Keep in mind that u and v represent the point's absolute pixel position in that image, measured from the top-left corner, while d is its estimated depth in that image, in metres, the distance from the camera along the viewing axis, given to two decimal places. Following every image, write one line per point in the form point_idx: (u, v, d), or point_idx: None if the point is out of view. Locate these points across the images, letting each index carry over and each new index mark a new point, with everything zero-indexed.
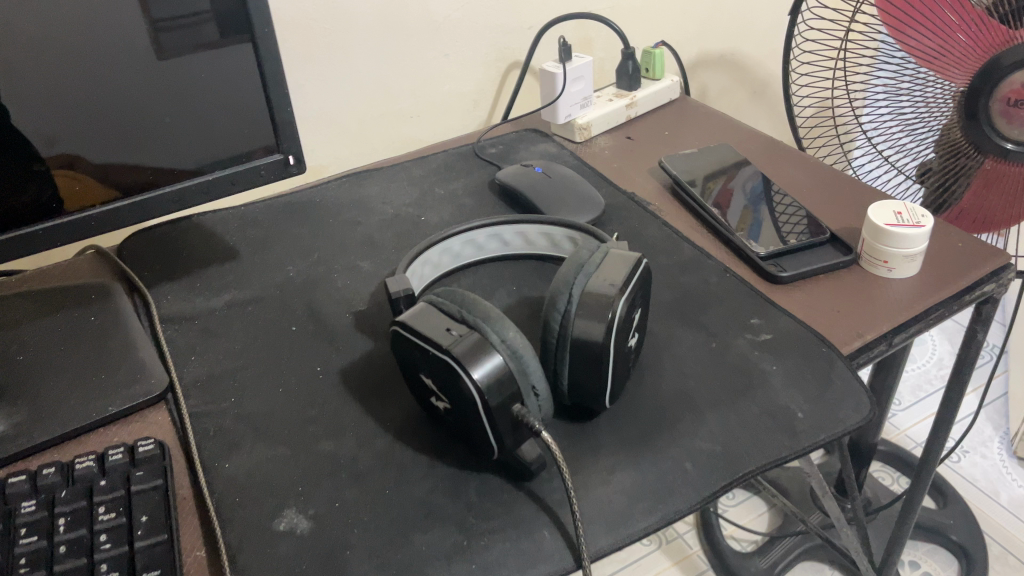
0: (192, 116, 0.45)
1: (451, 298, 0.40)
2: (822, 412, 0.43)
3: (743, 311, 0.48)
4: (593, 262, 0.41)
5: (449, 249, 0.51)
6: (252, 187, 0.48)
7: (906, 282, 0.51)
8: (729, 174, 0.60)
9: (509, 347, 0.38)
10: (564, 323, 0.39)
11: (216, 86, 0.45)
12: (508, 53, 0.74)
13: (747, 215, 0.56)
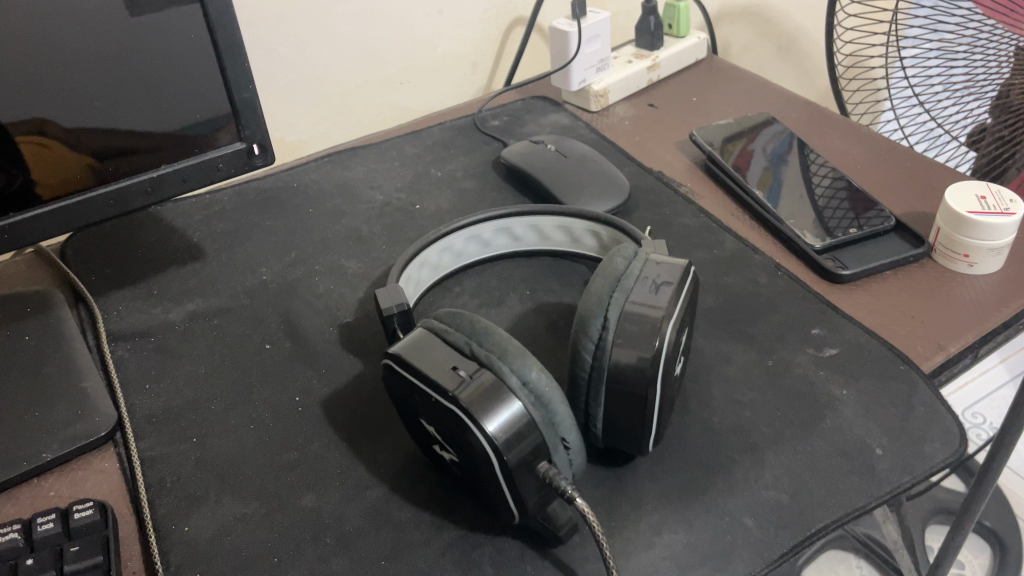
0: (134, 99, 0.36)
1: (457, 324, 0.32)
2: (907, 446, 0.35)
3: (801, 321, 0.41)
4: (632, 275, 0.33)
5: (452, 248, 0.43)
6: (214, 181, 0.40)
7: (988, 279, 0.43)
8: (750, 135, 0.53)
9: (532, 389, 0.30)
10: (599, 355, 0.32)
11: (165, 60, 0.36)
12: (511, 9, 0.66)
13: (767, 174, 0.50)
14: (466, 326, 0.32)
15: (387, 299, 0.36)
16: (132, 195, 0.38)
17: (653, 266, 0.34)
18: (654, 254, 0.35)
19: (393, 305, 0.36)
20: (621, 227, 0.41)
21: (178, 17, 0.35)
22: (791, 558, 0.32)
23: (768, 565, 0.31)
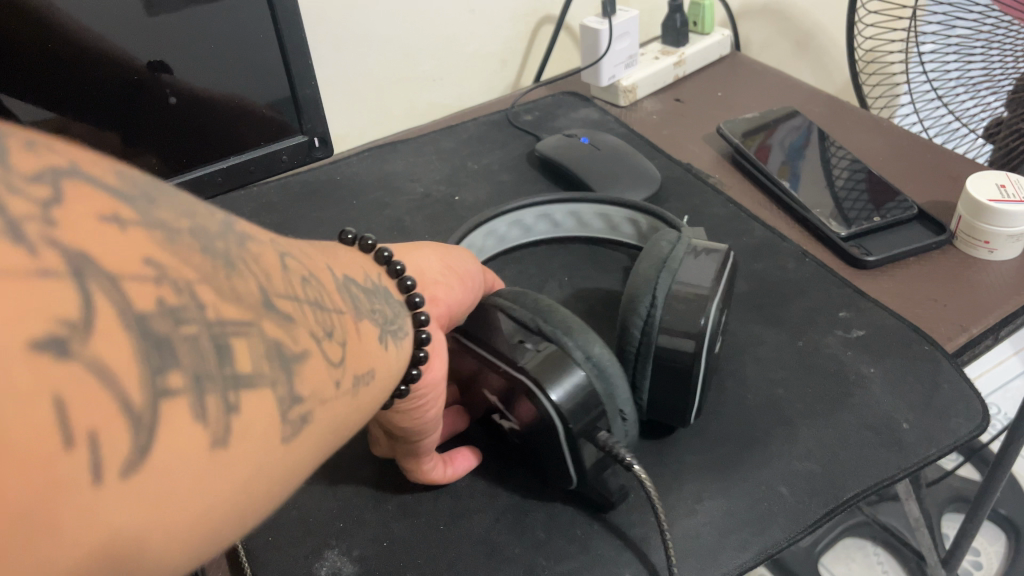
0: (198, 95, 0.39)
1: (519, 302, 0.34)
2: (932, 421, 0.37)
3: (830, 304, 0.43)
4: (678, 259, 0.35)
5: (496, 233, 0.45)
6: (273, 172, 0.43)
7: (1008, 264, 0.45)
8: (769, 129, 0.55)
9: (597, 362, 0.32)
10: (650, 326, 0.34)
11: (226, 62, 0.38)
12: (540, 7, 0.68)
13: (786, 167, 0.52)
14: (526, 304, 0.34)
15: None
16: (204, 184, 0.40)
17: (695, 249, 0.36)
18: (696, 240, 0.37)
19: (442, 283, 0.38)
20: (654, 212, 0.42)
21: (234, 16, 0.37)
22: (824, 524, 0.34)
23: (802, 529, 0.33)
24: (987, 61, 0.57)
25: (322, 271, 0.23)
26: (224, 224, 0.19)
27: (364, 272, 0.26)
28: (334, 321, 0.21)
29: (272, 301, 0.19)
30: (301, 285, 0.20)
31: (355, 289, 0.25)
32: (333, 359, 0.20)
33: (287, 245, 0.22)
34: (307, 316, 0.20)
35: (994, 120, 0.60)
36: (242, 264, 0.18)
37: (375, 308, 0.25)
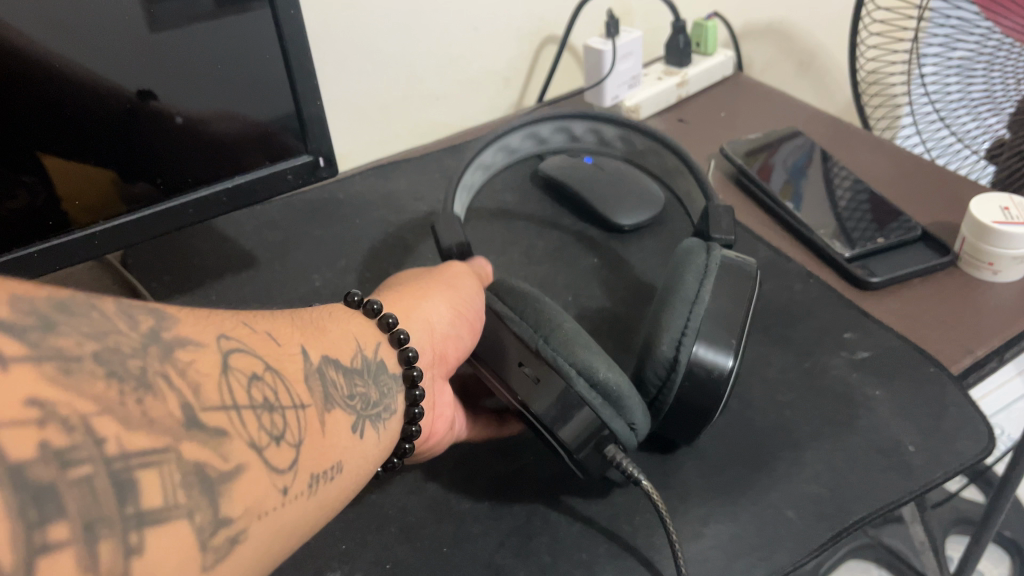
0: (203, 116, 0.39)
1: (535, 320, 0.35)
2: (939, 444, 0.37)
3: (835, 325, 0.43)
4: (708, 290, 0.35)
5: (506, 142, 0.46)
6: (277, 191, 0.43)
7: (1012, 286, 0.45)
8: (770, 149, 0.55)
9: (616, 386, 0.32)
10: (672, 360, 0.33)
11: (229, 82, 0.39)
12: (544, 27, 0.68)
13: (789, 187, 0.52)
14: (539, 321, 0.34)
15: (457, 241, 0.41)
16: (211, 204, 0.40)
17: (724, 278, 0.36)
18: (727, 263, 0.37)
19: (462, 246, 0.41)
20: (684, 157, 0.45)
21: (236, 32, 0.38)
22: (831, 549, 0.33)
23: (809, 554, 0.33)
24: (987, 82, 0.58)
25: (289, 367, 0.25)
26: (163, 340, 0.21)
27: (349, 355, 0.29)
28: (290, 422, 0.24)
29: (202, 418, 0.20)
30: (253, 390, 0.23)
31: (331, 370, 0.28)
32: (278, 466, 0.22)
33: (251, 346, 0.24)
34: (248, 425, 0.22)
35: (996, 141, 0.61)
36: (172, 384, 0.20)
37: (347, 393, 0.28)
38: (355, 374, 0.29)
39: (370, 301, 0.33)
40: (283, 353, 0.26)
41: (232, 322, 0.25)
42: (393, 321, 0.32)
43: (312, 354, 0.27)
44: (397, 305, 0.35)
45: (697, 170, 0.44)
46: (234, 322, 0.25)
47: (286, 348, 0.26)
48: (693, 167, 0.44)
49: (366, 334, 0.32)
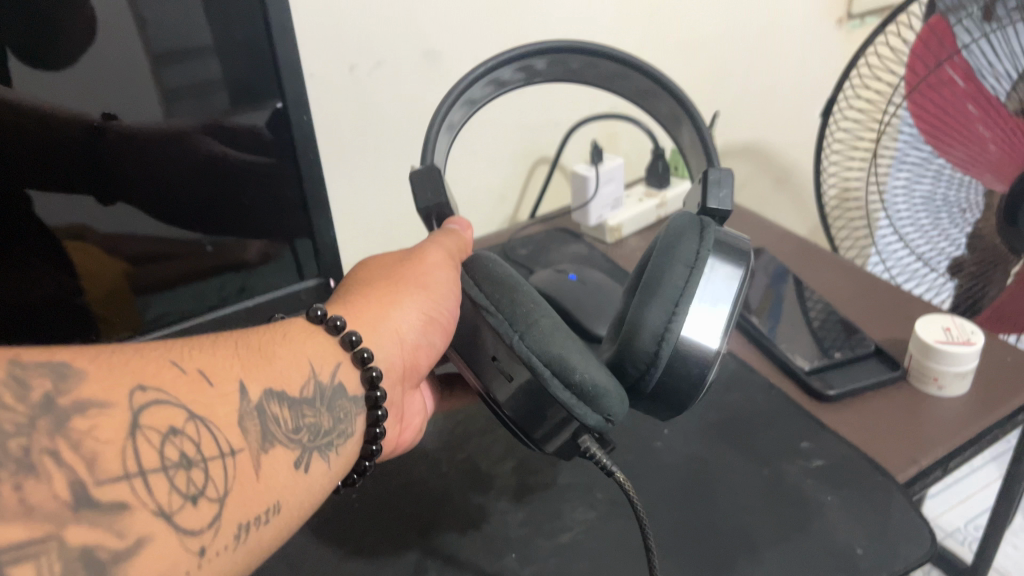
0: (218, 229, 0.44)
1: (523, 304, 0.36)
2: (885, 548, 0.40)
3: (793, 435, 0.47)
4: (693, 283, 0.37)
5: (498, 77, 0.45)
6: (293, 311, 0.48)
7: (956, 400, 0.49)
8: (751, 259, 0.62)
9: (592, 386, 0.34)
10: (655, 353, 0.36)
11: (234, 173, 0.43)
12: (537, 150, 0.75)
13: (768, 294, 0.59)
14: (512, 310, 0.36)
15: (432, 197, 0.41)
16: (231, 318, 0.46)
17: (713, 272, 0.38)
18: (716, 256, 0.38)
19: (433, 208, 0.42)
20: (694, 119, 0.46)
21: (241, 130, 0.42)
22: None
23: None
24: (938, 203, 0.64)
25: (218, 412, 0.29)
26: (64, 413, 0.24)
27: (298, 383, 0.33)
28: (211, 477, 0.28)
29: (96, 496, 0.24)
30: (167, 448, 0.26)
31: (273, 406, 0.31)
32: (191, 528, 0.26)
33: (175, 398, 0.28)
34: (154, 495, 0.25)
35: (953, 262, 0.66)
36: (63, 464, 0.23)
37: (289, 427, 0.32)
38: (302, 405, 0.33)
39: (333, 318, 0.36)
40: (215, 396, 0.29)
41: (163, 371, 0.28)
42: (356, 340, 0.36)
43: (251, 390, 0.31)
44: (368, 311, 0.39)
45: (705, 133, 0.45)
46: (160, 362, 0.28)
47: (220, 388, 0.30)
48: (700, 126, 0.46)
49: (326, 356, 0.35)
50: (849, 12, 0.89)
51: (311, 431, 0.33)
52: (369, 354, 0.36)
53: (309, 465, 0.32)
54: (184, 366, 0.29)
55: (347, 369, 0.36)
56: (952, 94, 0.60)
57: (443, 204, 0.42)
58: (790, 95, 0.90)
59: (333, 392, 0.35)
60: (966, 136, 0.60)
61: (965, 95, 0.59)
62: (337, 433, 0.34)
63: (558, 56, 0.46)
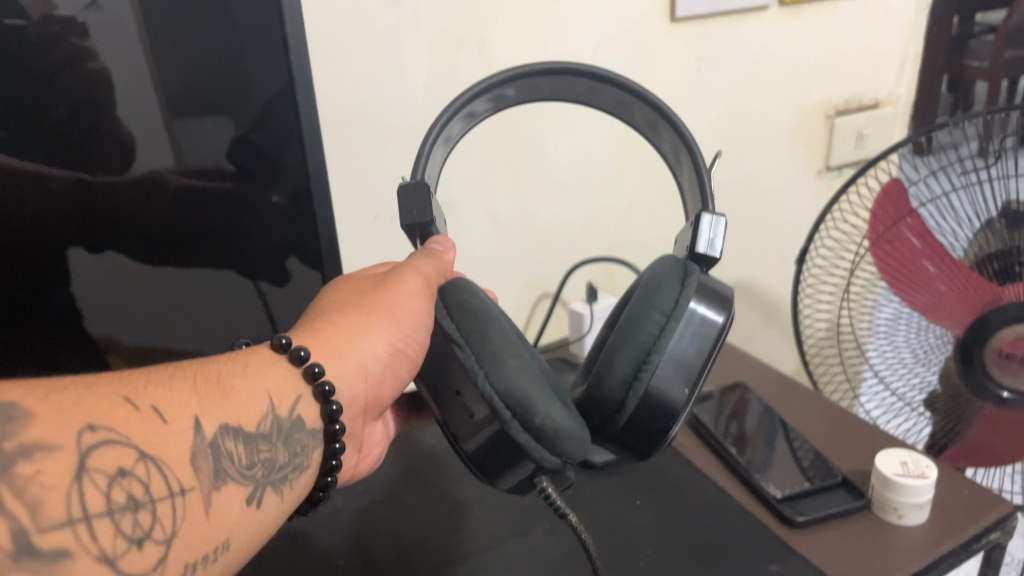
0: (221, 302, 0.54)
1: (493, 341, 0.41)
2: None
3: (764, 556, 0.51)
4: (665, 338, 0.42)
5: (500, 92, 0.49)
6: None
7: (916, 529, 0.53)
8: (745, 389, 0.70)
9: (551, 432, 0.39)
10: (623, 399, 0.42)
11: (232, 247, 0.53)
12: (540, 286, 0.83)
13: (762, 419, 0.66)
14: (480, 345, 0.40)
15: (416, 215, 0.45)
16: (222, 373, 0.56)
17: (690, 323, 0.43)
18: (698, 303, 0.43)
19: (419, 223, 0.45)
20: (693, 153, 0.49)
21: (246, 225, 0.53)
22: None
23: None
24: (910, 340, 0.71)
25: (168, 449, 0.33)
26: (10, 460, 0.28)
27: (254, 419, 0.38)
28: (158, 518, 0.32)
29: (37, 544, 0.28)
30: (113, 492, 0.31)
31: (224, 442, 0.36)
32: (133, 571, 0.30)
33: (127, 439, 0.32)
34: (96, 541, 0.30)
35: (930, 395, 0.69)
36: (7, 513, 0.28)
37: (242, 463, 0.36)
38: (258, 442, 0.38)
39: (297, 349, 0.41)
40: (168, 433, 0.33)
41: (117, 409, 0.32)
42: (318, 372, 0.41)
43: (205, 427, 0.35)
44: (334, 340, 0.44)
45: (704, 167, 0.49)
46: (111, 402, 0.33)
47: (174, 426, 0.34)
48: (697, 157, 0.49)
49: (286, 388, 0.40)
50: (827, 166, 0.99)
51: (264, 466, 0.38)
52: (330, 388, 0.41)
53: (260, 500, 0.37)
54: (139, 404, 0.33)
55: (308, 402, 0.41)
56: (908, 250, 0.69)
57: (427, 224, 0.45)
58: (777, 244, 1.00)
59: (291, 426, 0.40)
60: (922, 283, 0.68)
61: (921, 251, 0.68)
62: (290, 466, 0.39)
63: (564, 77, 0.50)
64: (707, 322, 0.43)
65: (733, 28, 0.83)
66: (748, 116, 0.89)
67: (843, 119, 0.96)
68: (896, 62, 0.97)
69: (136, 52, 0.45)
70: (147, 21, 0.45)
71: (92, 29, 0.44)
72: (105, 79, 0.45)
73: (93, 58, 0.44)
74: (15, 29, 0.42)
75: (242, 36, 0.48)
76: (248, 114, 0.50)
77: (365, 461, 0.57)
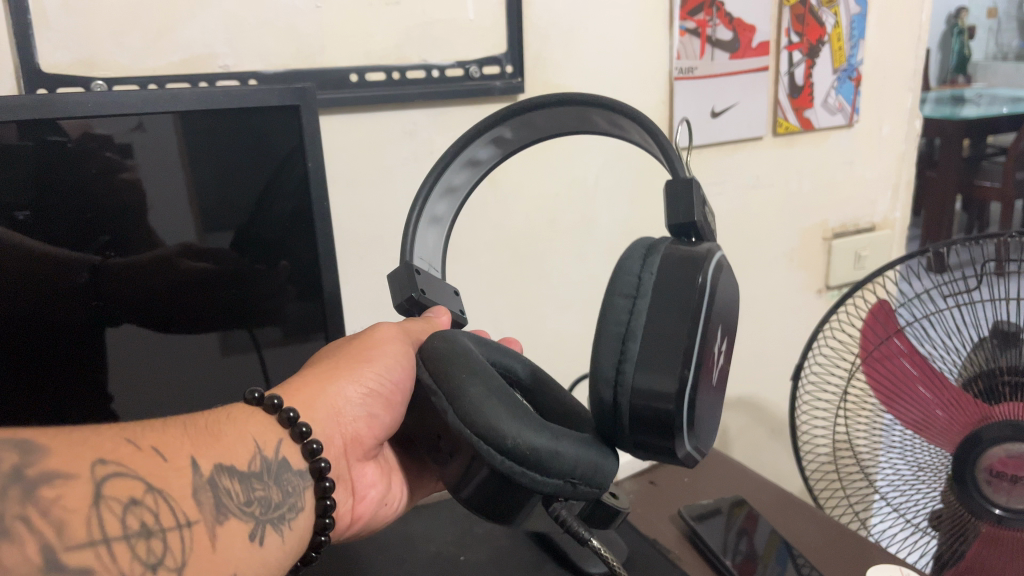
0: (228, 365, 0.56)
1: (462, 366, 0.43)
2: None
3: None
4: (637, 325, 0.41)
5: (472, 156, 0.53)
6: None
7: None
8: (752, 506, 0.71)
9: (529, 452, 0.40)
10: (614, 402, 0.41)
11: (239, 306, 0.56)
12: None
13: (772, 536, 0.66)
14: (441, 384, 0.42)
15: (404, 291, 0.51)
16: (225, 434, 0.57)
17: (662, 301, 0.41)
18: (666, 282, 0.41)
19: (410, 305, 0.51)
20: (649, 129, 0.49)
21: (249, 286, 0.56)
22: None
23: None
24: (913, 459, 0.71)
25: (174, 485, 0.35)
26: (33, 484, 0.30)
27: (245, 459, 0.40)
28: (169, 546, 0.33)
29: (64, 560, 0.29)
30: (127, 518, 0.32)
31: (222, 479, 0.38)
32: None
33: (135, 472, 0.34)
34: (116, 564, 0.31)
35: (933, 514, 0.69)
36: (37, 533, 0.29)
37: (240, 500, 0.38)
38: (251, 480, 0.40)
39: (270, 398, 0.44)
40: (169, 469, 0.36)
41: (121, 446, 0.34)
42: (293, 416, 0.44)
43: (201, 465, 0.37)
44: (312, 390, 0.48)
45: (661, 140, 0.47)
46: (117, 440, 0.35)
47: (174, 463, 0.36)
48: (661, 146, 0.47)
49: (268, 434, 0.43)
50: (827, 285, 1.03)
51: (260, 503, 0.40)
52: (307, 428, 0.44)
53: (261, 538, 0.39)
54: (139, 443, 0.35)
55: (289, 444, 0.44)
56: (903, 373, 0.72)
57: (422, 302, 0.51)
58: (781, 363, 1.03)
59: (279, 466, 0.42)
60: (917, 403, 0.70)
61: (916, 377, 0.71)
62: (285, 504, 0.42)
63: (525, 117, 0.52)
64: (679, 287, 0.41)
65: (730, 156, 0.89)
66: (747, 239, 0.94)
67: (841, 241, 1.01)
68: (890, 187, 1.04)
69: (168, 168, 0.51)
70: (184, 140, 0.50)
71: (132, 146, 0.49)
72: (133, 188, 0.50)
73: (124, 170, 0.49)
74: (56, 146, 0.47)
75: (272, 165, 0.54)
76: (266, 224, 0.55)
77: (363, 504, 0.55)
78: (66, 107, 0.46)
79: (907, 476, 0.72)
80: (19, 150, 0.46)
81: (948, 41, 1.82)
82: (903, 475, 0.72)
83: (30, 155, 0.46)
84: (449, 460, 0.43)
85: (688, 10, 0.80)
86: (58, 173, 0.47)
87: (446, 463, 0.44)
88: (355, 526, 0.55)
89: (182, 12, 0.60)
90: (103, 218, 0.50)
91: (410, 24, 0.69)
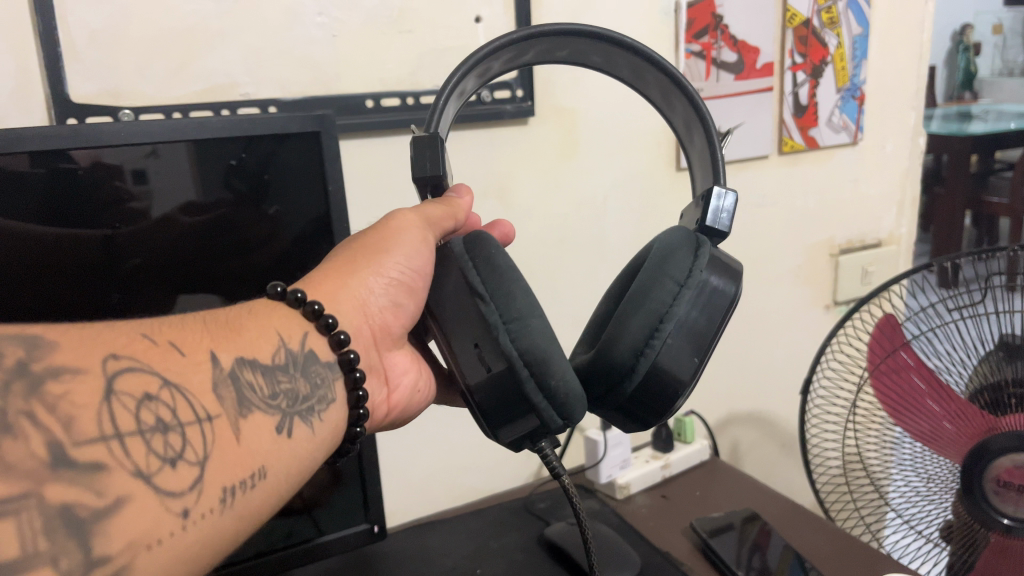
0: None
1: (519, 302, 0.44)
2: None
3: None
4: (679, 302, 0.46)
5: (519, 51, 0.51)
6: (342, 552, 0.61)
7: None
8: (765, 520, 0.71)
9: (562, 393, 0.43)
10: (631, 366, 0.46)
11: (255, 271, 0.56)
12: None
13: (786, 551, 0.66)
14: (505, 303, 0.44)
15: (430, 168, 0.48)
16: None
17: (702, 292, 0.47)
18: (711, 275, 0.47)
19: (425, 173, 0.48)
20: (713, 136, 0.52)
21: (261, 262, 0.56)
22: None
23: None
24: (929, 471, 0.71)
25: (190, 379, 0.38)
26: (39, 378, 0.31)
27: (268, 352, 0.43)
28: (188, 440, 0.36)
29: (74, 456, 0.31)
30: (142, 412, 0.34)
31: (246, 374, 0.41)
32: (169, 490, 0.34)
33: (148, 366, 0.36)
34: (131, 458, 0.33)
35: (944, 525, 0.69)
36: (42, 429, 0.30)
37: (265, 393, 0.41)
38: (277, 372, 0.43)
39: (294, 292, 0.46)
40: (186, 363, 0.38)
41: (134, 343, 0.37)
42: (319, 308, 0.46)
43: (221, 358, 0.40)
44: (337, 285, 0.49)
45: (719, 142, 0.51)
46: (128, 336, 0.37)
47: (192, 358, 0.39)
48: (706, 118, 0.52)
49: (293, 328, 0.45)
50: (835, 301, 1.04)
51: (286, 396, 0.42)
52: (333, 321, 0.46)
53: (290, 430, 0.42)
54: (155, 339, 0.38)
55: (315, 337, 0.46)
56: (911, 387, 0.73)
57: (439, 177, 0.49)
58: (791, 378, 1.04)
59: (306, 359, 0.45)
60: (925, 415, 0.71)
61: (924, 391, 0.71)
62: (313, 396, 0.44)
63: (611, 50, 0.53)
64: (723, 292, 0.47)
65: (739, 174, 0.90)
66: (756, 255, 0.95)
67: (847, 257, 1.02)
68: (895, 204, 1.05)
69: (181, 192, 0.52)
70: (197, 168, 0.52)
71: (146, 171, 0.50)
72: (141, 215, 0.51)
73: (133, 198, 0.51)
74: (68, 173, 0.48)
75: (274, 153, 0.54)
76: (281, 221, 0.56)
77: (398, 393, 0.57)
78: (75, 136, 0.47)
79: (922, 486, 0.72)
80: (31, 175, 0.47)
81: (953, 57, 1.89)
82: (917, 487, 0.73)
83: (40, 181, 0.47)
84: (480, 365, 0.44)
85: (693, 33, 0.82)
86: (63, 198, 0.48)
87: (472, 366, 0.44)
88: (393, 414, 0.57)
89: (205, 42, 0.63)
90: (113, 212, 0.50)
91: (423, 51, 0.71)
